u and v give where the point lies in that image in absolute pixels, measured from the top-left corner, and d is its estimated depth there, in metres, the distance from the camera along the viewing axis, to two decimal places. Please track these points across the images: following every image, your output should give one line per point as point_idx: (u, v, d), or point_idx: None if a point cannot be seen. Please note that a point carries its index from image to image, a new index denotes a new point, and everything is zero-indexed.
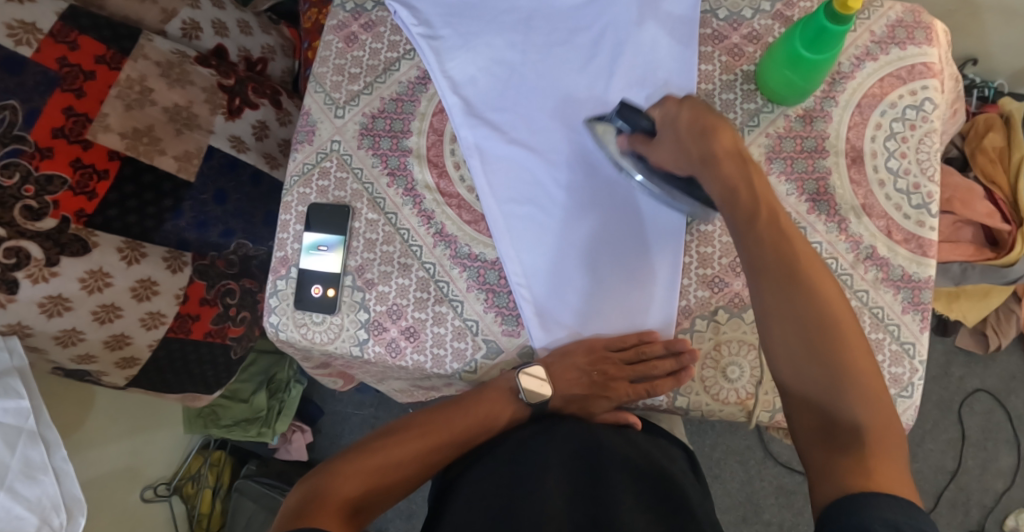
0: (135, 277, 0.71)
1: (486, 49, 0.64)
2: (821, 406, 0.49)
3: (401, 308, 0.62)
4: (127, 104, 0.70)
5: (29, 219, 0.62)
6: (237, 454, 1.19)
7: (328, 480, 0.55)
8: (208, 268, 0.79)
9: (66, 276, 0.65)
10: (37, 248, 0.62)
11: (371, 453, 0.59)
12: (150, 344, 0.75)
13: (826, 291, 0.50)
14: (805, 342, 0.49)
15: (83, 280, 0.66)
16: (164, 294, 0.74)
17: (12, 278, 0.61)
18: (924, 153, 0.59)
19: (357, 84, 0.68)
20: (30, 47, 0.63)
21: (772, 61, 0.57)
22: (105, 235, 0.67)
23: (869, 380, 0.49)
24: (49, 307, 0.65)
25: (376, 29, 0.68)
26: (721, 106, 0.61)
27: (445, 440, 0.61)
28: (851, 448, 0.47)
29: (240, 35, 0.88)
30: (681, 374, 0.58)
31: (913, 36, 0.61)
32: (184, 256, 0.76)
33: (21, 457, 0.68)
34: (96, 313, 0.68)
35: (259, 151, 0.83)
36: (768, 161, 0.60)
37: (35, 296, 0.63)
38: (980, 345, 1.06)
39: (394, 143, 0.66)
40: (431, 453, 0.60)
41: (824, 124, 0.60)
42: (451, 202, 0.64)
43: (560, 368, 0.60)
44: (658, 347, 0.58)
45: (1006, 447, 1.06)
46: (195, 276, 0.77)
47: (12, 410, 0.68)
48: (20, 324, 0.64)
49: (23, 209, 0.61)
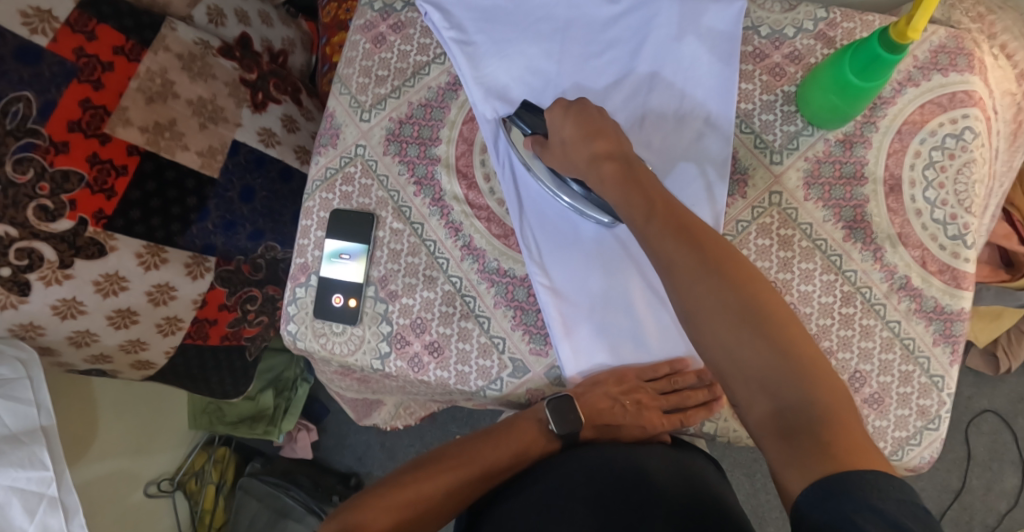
0: (152, 282, 0.70)
1: (521, 58, 0.62)
2: (764, 389, 0.45)
3: (425, 322, 0.61)
4: (148, 97, 0.69)
5: (43, 220, 0.61)
6: (242, 453, 1.18)
7: (357, 512, 0.54)
8: (232, 275, 0.79)
9: (80, 279, 0.65)
10: (51, 250, 0.62)
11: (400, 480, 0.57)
12: (166, 350, 0.76)
13: (742, 278, 0.47)
14: (734, 319, 0.46)
15: (98, 284, 0.66)
16: (181, 296, 0.74)
17: (25, 281, 0.61)
18: (962, 184, 0.58)
19: (384, 87, 0.66)
20: (46, 37, 0.61)
21: (816, 85, 0.56)
22: (124, 238, 0.67)
23: (804, 351, 0.45)
24: (63, 310, 0.65)
25: (405, 30, 0.66)
26: (760, 127, 0.60)
27: (475, 464, 0.60)
28: (804, 433, 0.42)
29: (262, 26, 0.86)
30: (713, 405, 0.61)
31: (956, 62, 0.59)
32: (207, 261, 0.75)
33: (38, 523, 0.69)
34: (111, 318, 0.69)
35: (291, 143, 0.83)
36: (806, 186, 0.59)
37: (48, 299, 0.63)
38: (990, 366, 1.06)
39: (421, 151, 0.64)
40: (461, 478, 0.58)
41: (863, 150, 0.59)
42: (480, 215, 0.63)
43: (591, 397, 0.60)
44: (693, 378, 0.60)
45: (1012, 467, 1.06)
46: (216, 282, 0.77)
47: (36, 479, 0.70)
48: (32, 324, 0.64)
49: (37, 210, 0.60)
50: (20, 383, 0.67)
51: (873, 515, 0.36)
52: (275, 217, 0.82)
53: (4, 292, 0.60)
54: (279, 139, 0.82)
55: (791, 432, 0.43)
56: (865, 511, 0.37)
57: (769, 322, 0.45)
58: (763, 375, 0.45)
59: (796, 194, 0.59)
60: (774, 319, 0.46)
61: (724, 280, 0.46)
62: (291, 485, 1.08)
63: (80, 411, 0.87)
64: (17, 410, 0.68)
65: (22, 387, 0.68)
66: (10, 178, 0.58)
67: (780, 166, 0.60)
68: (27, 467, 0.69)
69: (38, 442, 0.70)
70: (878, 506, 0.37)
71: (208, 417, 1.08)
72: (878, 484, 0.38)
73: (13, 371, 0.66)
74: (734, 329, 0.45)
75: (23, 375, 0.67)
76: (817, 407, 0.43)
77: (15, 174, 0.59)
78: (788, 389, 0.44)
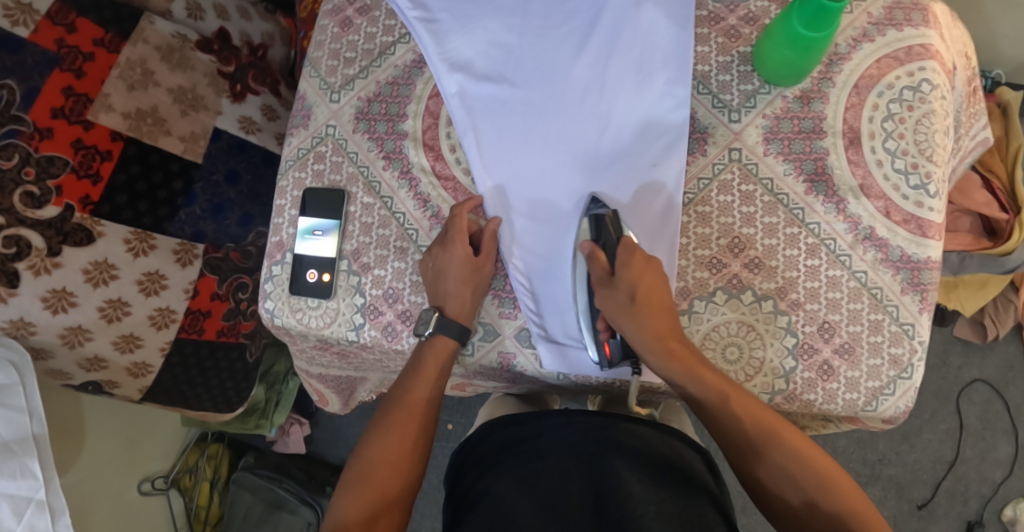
0: (141, 270, 0.72)
1: (483, 33, 0.64)
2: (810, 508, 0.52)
3: (397, 291, 0.62)
4: (129, 85, 0.71)
5: (30, 207, 0.62)
6: (235, 447, 1.18)
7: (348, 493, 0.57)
8: (220, 262, 0.80)
9: (70, 267, 0.65)
10: (38, 238, 0.63)
11: (364, 450, 0.59)
12: (160, 348, 0.76)
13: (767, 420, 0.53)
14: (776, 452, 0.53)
15: (87, 272, 0.67)
16: (172, 287, 0.75)
17: (14, 272, 0.62)
18: (921, 133, 0.59)
19: (352, 68, 0.67)
20: (27, 28, 0.63)
21: (770, 41, 0.57)
22: (111, 225, 0.68)
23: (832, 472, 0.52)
24: (53, 303, 0.65)
25: (371, 13, 0.68)
26: (718, 88, 0.61)
27: (419, 418, 0.61)
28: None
29: (241, 20, 0.87)
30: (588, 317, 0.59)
31: (911, 17, 0.60)
32: (195, 248, 0.77)
33: (26, 524, 0.70)
34: (102, 310, 0.69)
35: (271, 130, 0.86)
36: (765, 142, 0.60)
37: (38, 290, 0.64)
38: (978, 335, 1.06)
39: (389, 127, 0.65)
40: (412, 435, 0.60)
41: (821, 105, 0.60)
42: (447, 185, 0.64)
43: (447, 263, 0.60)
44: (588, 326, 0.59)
45: (1005, 437, 1.05)
46: (205, 270, 0.78)
47: (25, 485, 0.70)
48: (22, 321, 0.64)
49: (23, 196, 0.62)
50: (14, 389, 0.67)
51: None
52: (261, 199, 0.84)
53: None
54: (259, 127, 0.84)
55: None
56: None
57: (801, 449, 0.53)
58: (810, 496, 0.52)
59: (756, 150, 0.60)
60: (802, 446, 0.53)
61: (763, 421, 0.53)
62: (285, 478, 1.09)
63: (69, 408, 0.87)
64: (11, 418, 0.68)
65: (14, 395, 0.68)
66: None
67: (738, 124, 0.60)
68: (18, 478, 0.69)
69: (31, 453, 0.70)
70: None
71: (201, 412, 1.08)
72: None
73: (7, 376, 0.66)
74: (770, 460, 0.53)
75: (16, 380, 0.66)
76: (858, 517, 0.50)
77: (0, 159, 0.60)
78: (828, 504, 0.51)
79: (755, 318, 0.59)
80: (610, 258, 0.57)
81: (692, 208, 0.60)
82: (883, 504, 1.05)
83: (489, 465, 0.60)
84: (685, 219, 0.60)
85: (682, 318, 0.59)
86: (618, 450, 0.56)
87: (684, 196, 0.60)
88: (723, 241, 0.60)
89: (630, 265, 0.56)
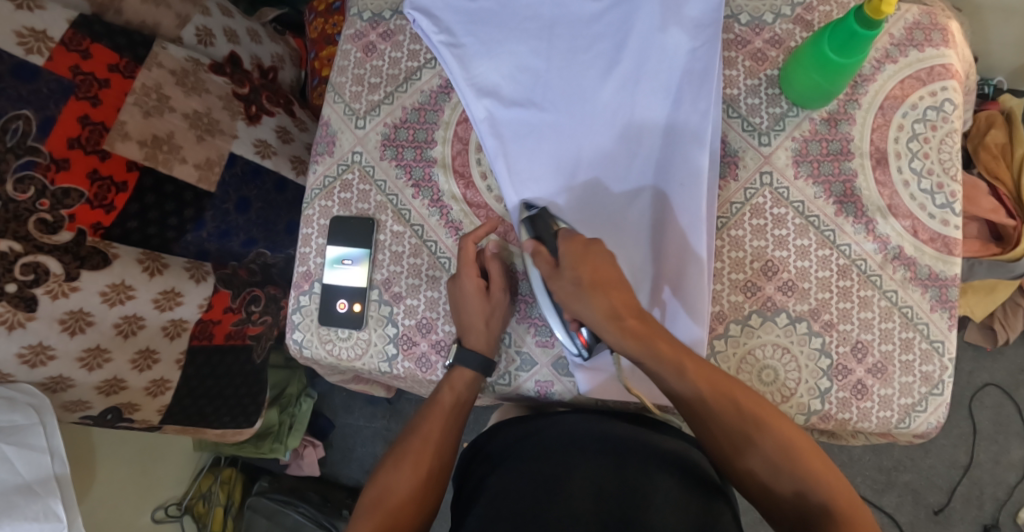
0: (158, 288, 0.70)
1: (511, 57, 0.64)
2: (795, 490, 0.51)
3: (431, 321, 0.62)
4: (145, 111, 0.69)
5: (44, 233, 0.61)
6: (247, 473, 1.17)
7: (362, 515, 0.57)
8: (232, 276, 0.79)
9: (87, 290, 0.64)
10: (56, 264, 0.62)
11: (381, 476, 0.59)
12: (176, 359, 0.75)
13: (760, 416, 0.53)
14: (772, 457, 0.52)
15: (105, 294, 0.65)
16: (187, 302, 0.74)
17: (31, 295, 0.60)
18: (946, 152, 0.60)
19: (377, 94, 0.67)
20: (42, 55, 0.62)
21: (799, 64, 0.57)
22: (123, 246, 0.67)
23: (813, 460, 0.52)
24: (71, 324, 0.64)
25: (395, 38, 0.68)
26: (746, 111, 0.62)
27: (436, 443, 0.60)
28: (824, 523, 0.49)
29: (251, 43, 0.86)
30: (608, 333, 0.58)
31: (931, 38, 0.61)
32: (205, 265, 0.76)
33: None
34: (118, 326, 0.68)
35: (286, 153, 0.84)
36: (795, 164, 0.61)
37: (55, 312, 0.62)
38: (988, 339, 1.07)
39: (417, 154, 0.65)
40: (432, 460, 0.60)
41: (848, 127, 0.61)
42: (479, 212, 0.64)
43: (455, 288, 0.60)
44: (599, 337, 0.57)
45: (1018, 439, 1.07)
46: (220, 286, 0.78)
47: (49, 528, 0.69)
48: (41, 345, 0.62)
49: (38, 223, 0.61)
50: (32, 431, 0.65)
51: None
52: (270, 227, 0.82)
53: (11, 308, 0.59)
54: (274, 150, 0.82)
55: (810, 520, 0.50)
56: None
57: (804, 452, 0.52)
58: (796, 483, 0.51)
59: (786, 173, 0.60)
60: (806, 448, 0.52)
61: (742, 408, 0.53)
62: (299, 501, 1.08)
63: (79, 435, 0.84)
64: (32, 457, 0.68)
65: (36, 435, 0.66)
66: (10, 196, 0.59)
67: (768, 147, 0.61)
68: (41, 519, 0.68)
69: (52, 493, 0.70)
70: None
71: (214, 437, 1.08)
72: None
73: (26, 417, 0.64)
74: (766, 462, 0.52)
75: (36, 421, 0.65)
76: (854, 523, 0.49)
77: (16, 192, 0.59)
78: (811, 490, 0.51)
79: (790, 340, 0.59)
80: (552, 253, 0.55)
81: (726, 232, 0.61)
82: (900, 511, 1.07)
83: (494, 463, 0.59)
84: (718, 244, 0.61)
85: (720, 341, 0.60)
86: (625, 454, 0.55)
87: (717, 220, 0.61)
88: (757, 265, 0.60)
89: (571, 252, 0.53)
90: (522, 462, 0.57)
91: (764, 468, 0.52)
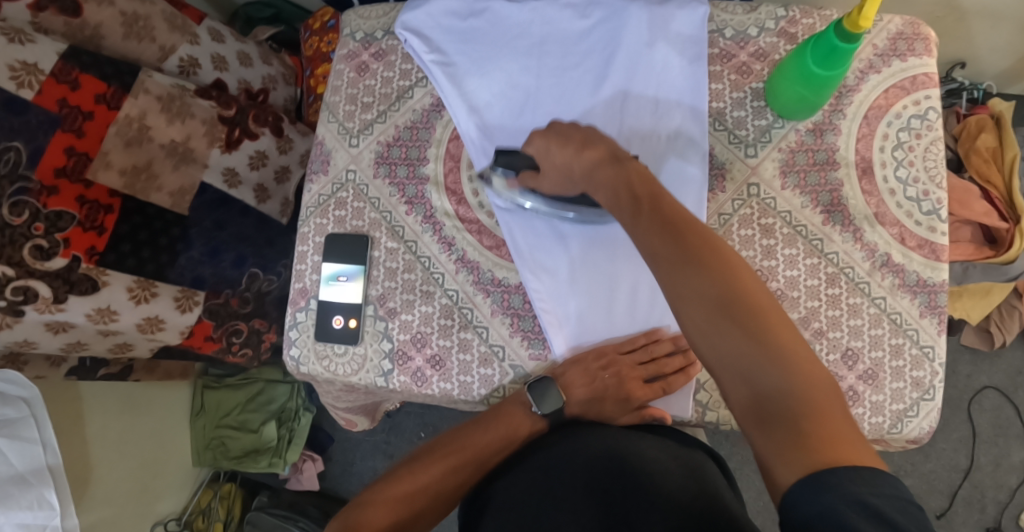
0: (141, 314, 0.72)
1: (502, 76, 0.65)
2: (744, 369, 0.43)
3: (426, 336, 0.62)
4: (126, 140, 0.70)
5: (38, 259, 0.63)
6: (247, 487, 1.17)
7: (361, 510, 0.56)
8: (220, 308, 0.80)
9: (73, 311, 0.66)
10: (46, 287, 0.64)
11: (404, 478, 0.59)
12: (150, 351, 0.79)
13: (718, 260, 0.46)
14: (709, 310, 0.44)
15: (90, 315, 0.68)
16: (168, 329, 0.76)
17: (20, 309, 0.63)
18: (930, 160, 0.61)
19: (370, 113, 0.68)
20: (31, 89, 0.63)
21: (783, 78, 0.58)
22: (115, 273, 0.69)
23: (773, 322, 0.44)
24: (54, 327, 0.67)
25: (387, 57, 0.69)
26: (733, 124, 0.63)
27: (470, 458, 0.60)
28: (782, 414, 0.41)
29: (240, 67, 0.87)
30: (691, 370, 0.59)
31: (913, 47, 0.62)
32: (196, 295, 0.77)
33: None
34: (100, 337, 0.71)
35: (253, 181, 0.82)
36: (782, 175, 0.61)
37: (41, 320, 0.65)
38: (985, 342, 1.07)
39: (410, 171, 0.66)
40: (461, 471, 0.59)
41: (834, 137, 0.62)
42: (471, 228, 0.64)
43: (573, 371, 0.59)
44: (668, 343, 0.59)
45: (1018, 442, 1.07)
46: (204, 315, 0.79)
47: (42, 515, 0.73)
48: (26, 342, 0.66)
49: (33, 249, 0.62)
50: (26, 422, 0.72)
51: (846, 509, 0.36)
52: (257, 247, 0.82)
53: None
54: (242, 179, 0.81)
55: (767, 408, 0.42)
56: (848, 507, 0.36)
57: (750, 309, 0.44)
58: (744, 356, 0.43)
59: (772, 184, 0.61)
60: (758, 303, 0.44)
61: (702, 254, 0.46)
62: (300, 517, 1.08)
63: (77, 452, 0.85)
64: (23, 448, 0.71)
65: (27, 426, 0.72)
66: (7, 220, 0.61)
67: (755, 159, 0.62)
68: (36, 507, 0.72)
69: (45, 482, 0.73)
70: (863, 501, 0.36)
71: (212, 452, 1.10)
72: (863, 480, 0.37)
73: (17, 410, 0.71)
74: (713, 322, 0.44)
75: (27, 414, 0.72)
76: (796, 393, 0.41)
77: (11, 216, 0.61)
78: (764, 369, 0.42)
79: None
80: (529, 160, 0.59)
81: None
82: None
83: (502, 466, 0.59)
84: None
85: None
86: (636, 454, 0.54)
87: None
88: None
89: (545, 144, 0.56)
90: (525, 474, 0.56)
91: (717, 340, 0.44)
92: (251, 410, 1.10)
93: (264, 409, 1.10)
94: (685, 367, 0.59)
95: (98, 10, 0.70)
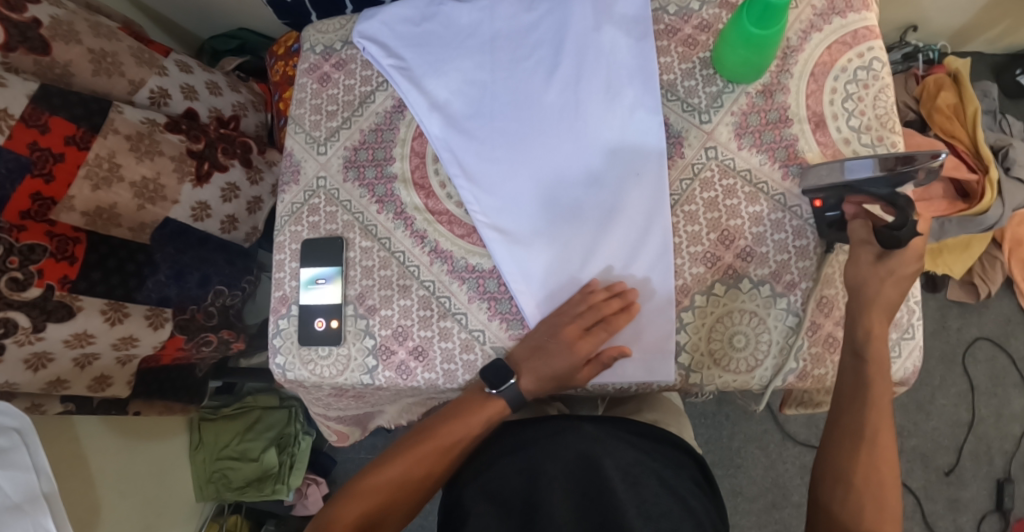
0: (116, 335, 0.76)
1: (457, 73, 0.67)
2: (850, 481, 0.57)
3: (406, 329, 0.63)
4: (94, 184, 0.71)
5: (15, 290, 0.65)
6: (253, 517, 1.16)
7: (335, 508, 0.62)
8: (188, 322, 0.84)
9: (51, 339, 0.69)
10: (25, 318, 0.66)
11: (375, 470, 0.63)
12: (127, 380, 0.81)
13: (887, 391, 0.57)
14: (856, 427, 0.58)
15: (68, 340, 0.71)
16: (143, 344, 0.79)
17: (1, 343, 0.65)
18: (881, 107, 0.62)
19: (335, 120, 0.70)
20: (3, 135, 0.64)
21: (725, 44, 0.60)
22: (88, 298, 0.72)
23: (883, 454, 0.57)
24: (32, 363, 0.69)
25: (347, 66, 0.71)
26: (685, 93, 0.64)
27: (434, 456, 0.62)
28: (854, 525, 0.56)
29: (210, 96, 0.87)
30: (630, 307, 0.60)
31: (851, 4, 0.63)
32: (165, 312, 0.81)
33: None
34: (76, 361, 0.73)
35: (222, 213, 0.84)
36: (738, 137, 0.63)
37: (19, 355, 0.67)
38: (972, 295, 1.08)
39: (378, 172, 0.67)
40: (424, 466, 0.62)
41: (783, 96, 0.63)
42: (442, 220, 0.65)
43: (523, 350, 0.60)
44: (602, 292, 0.60)
45: (1016, 390, 1.08)
46: (176, 331, 0.83)
47: None
48: (8, 384, 0.68)
49: (10, 282, 0.65)
50: (18, 452, 0.69)
51: None
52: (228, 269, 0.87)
53: None
54: (212, 211, 0.83)
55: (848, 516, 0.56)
56: None
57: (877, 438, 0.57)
58: (857, 471, 0.57)
59: (730, 146, 0.63)
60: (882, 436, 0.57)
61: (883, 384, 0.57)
62: None
63: (83, 493, 0.85)
64: (15, 475, 0.68)
65: (19, 454, 0.69)
66: None
67: (709, 124, 0.63)
68: None
69: (41, 510, 0.70)
70: None
71: (215, 485, 1.09)
72: None
73: (9, 440, 0.69)
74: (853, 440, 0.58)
75: (19, 442, 0.69)
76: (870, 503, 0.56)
77: None
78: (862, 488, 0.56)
79: (759, 307, 0.60)
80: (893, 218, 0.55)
81: (678, 208, 0.62)
82: (911, 476, 1.06)
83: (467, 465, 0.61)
84: (673, 219, 0.62)
85: (688, 314, 0.61)
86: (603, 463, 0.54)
87: (669, 198, 0.62)
88: (714, 236, 0.61)
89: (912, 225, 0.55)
90: (496, 481, 0.56)
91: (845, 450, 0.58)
92: (250, 439, 1.10)
93: (262, 436, 1.11)
94: (627, 306, 0.60)
95: (66, 48, 0.71)
